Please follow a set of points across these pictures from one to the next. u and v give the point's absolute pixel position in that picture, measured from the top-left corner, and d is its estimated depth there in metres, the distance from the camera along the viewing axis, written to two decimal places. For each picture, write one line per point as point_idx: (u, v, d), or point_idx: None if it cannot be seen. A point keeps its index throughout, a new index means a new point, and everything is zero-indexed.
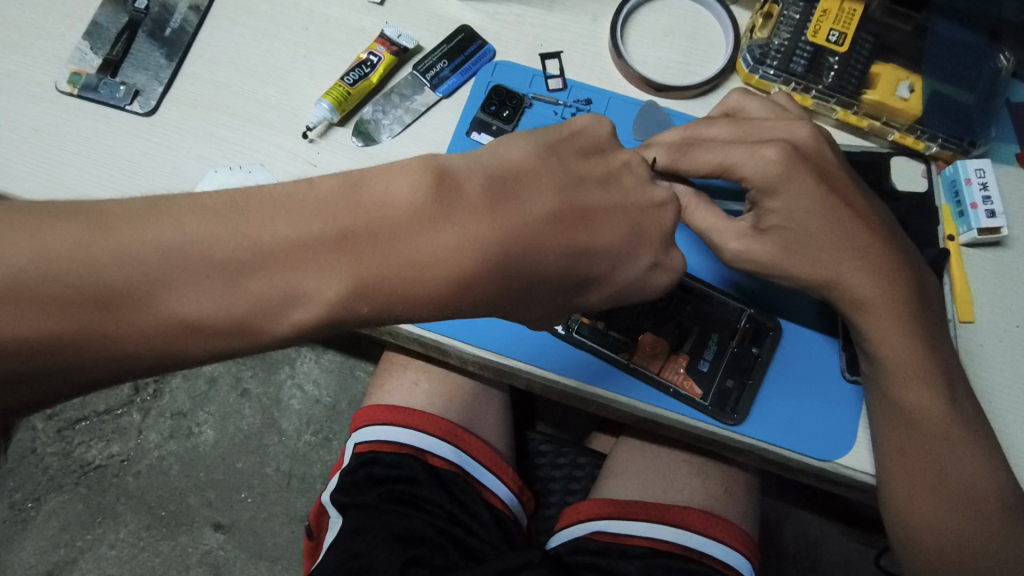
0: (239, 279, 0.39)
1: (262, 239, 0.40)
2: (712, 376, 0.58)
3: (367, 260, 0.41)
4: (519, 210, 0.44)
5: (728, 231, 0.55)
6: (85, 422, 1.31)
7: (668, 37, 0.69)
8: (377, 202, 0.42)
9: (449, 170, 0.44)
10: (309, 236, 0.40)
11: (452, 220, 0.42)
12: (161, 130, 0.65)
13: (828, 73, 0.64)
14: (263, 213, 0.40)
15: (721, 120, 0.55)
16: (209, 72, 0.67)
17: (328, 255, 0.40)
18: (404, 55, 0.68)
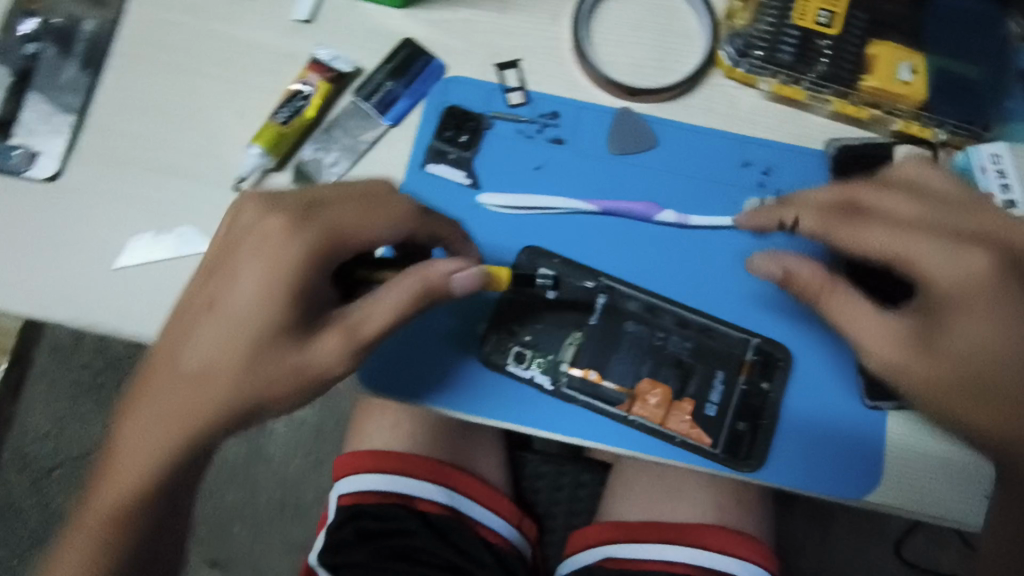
0: (182, 380, 0.49)
1: (186, 364, 0.49)
2: (720, 421, 0.52)
3: (219, 328, 0.49)
4: (233, 292, 0.49)
5: (871, 330, 0.48)
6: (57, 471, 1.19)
7: (638, 32, 0.62)
8: (199, 300, 0.50)
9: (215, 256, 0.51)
10: (210, 358, 0.49)
11: (242, 270, 0.49)
12: (70, 196, 0.56)
13: (821, 61, 0.57)
14: (178, 350, 0.50)
15: (906, 195, 0.50)
16: (119, 122, 0.58)
17: (213, 340, 0.48)
18: (341, 81, 0.60)
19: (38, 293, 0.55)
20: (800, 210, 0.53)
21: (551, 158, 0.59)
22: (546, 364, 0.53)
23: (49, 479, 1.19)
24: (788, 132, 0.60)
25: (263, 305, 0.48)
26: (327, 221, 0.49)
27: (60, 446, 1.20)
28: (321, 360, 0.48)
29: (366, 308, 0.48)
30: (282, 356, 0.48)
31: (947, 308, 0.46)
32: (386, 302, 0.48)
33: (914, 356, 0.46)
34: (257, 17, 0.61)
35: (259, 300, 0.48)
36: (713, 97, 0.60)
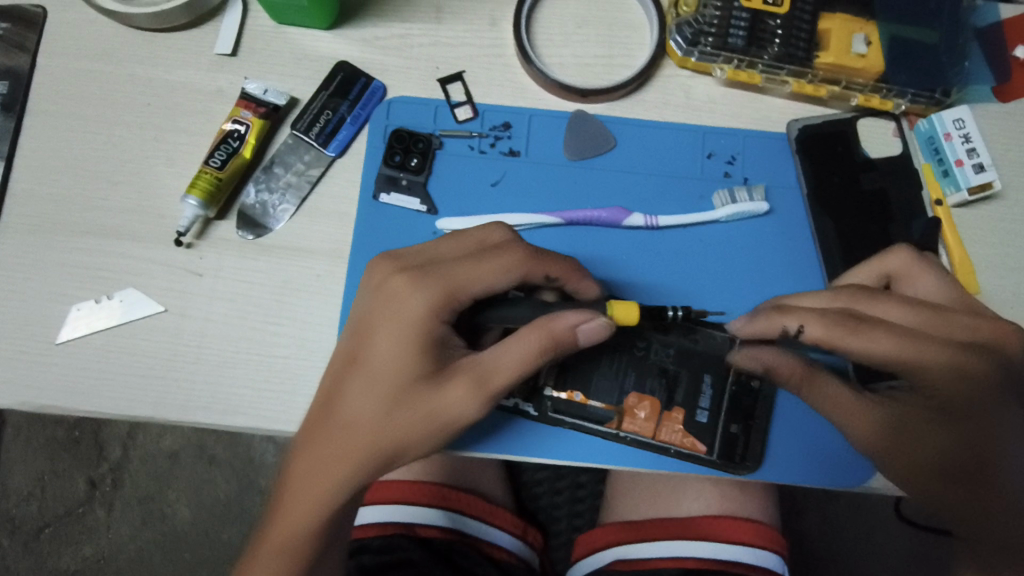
0: (404, 420, 0.46)
1: (347, 431, 0.47)
2: (714, 425, 0.51)
3: (422, 394, 0.46)
4: (394, 349, 0.47)
5: (861, 421, 0.47)
6: (46, 531, 1.15)
7: (583, 29, 0.59)
8: (380, 365, 0.47)
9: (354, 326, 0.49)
10: (382, 416, 0.46)
11: (424, 333, 0.47)
12: (1, 270, 0.52)
13: (773, 42, 0.55)
14: (336, 419, 0.47)
15: (897, 304, 0.46)
16: (44, 186, 0.54)
17: (392, 402, 0.46)
18: (276, 114, 0.56)
19: None
20: (804, 315, 0.46)
21: (508, 172, 0.56)
22: (526, 390, 0.50)
23: (40, 541, 1.15)
24: (747, 117, 0.58)
25: (397, 361, 0.47)
26: (446, 276, 0.48)
27: (46, 505, 1.16)
28: (445, 411, 0.46)
29: (498, 353, 0.45)
30: (420, 400, 0.46)
31: (933, 392, 0.45)
32: (516, 349, 0.45)
33: (894, 445, 0.47)
34: (176, 55, 0.57)
35: (430, 354, 0.47)
36: (668, 89, 0.58)
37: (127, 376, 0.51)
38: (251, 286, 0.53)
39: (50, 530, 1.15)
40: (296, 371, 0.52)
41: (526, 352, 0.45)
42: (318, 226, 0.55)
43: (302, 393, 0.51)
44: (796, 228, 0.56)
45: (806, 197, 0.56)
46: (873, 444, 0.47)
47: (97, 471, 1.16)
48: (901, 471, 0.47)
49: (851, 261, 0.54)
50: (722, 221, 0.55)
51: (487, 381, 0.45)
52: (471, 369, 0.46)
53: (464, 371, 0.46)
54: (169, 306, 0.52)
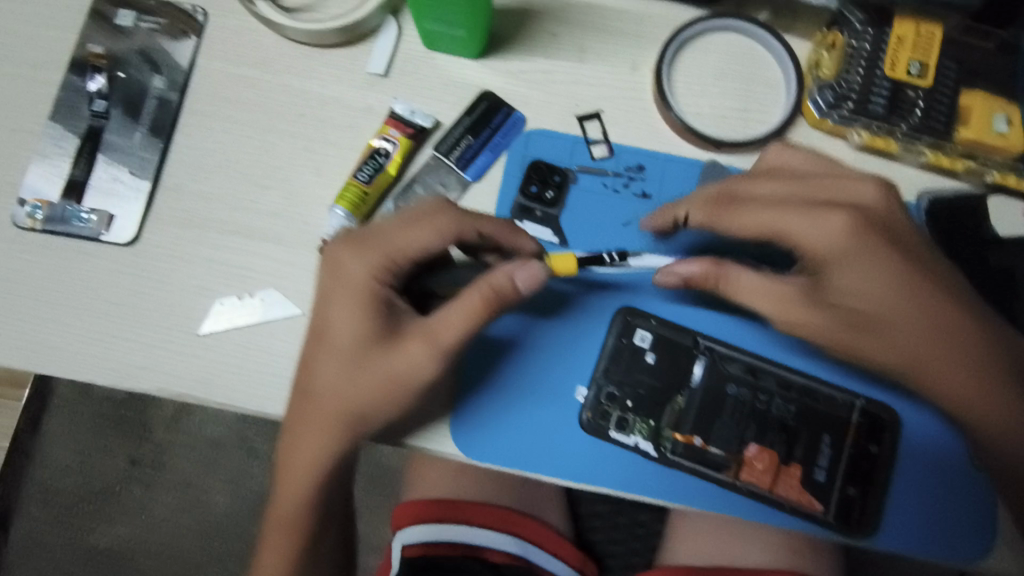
0: (393, 386, 0.49)
1: (375, 380, 0.49)
2: (831, 486, 0.51)
3: (343, 372, 0.49)
4: (338, 328, 0.50)
5: (764, 298, 0.50)
6: (82, 505, 1.15)
7: (720, 81, 0.60)
8: (350, 336, 0.49)
9: (329, 286, 0.50)
10: (388, 378, 0.49)
11: (342, 314, 0.50)
12: (150, 261, 0.54)
13: (914, 112, 0.56)
14: (361, 370, 0.49)
15: (773, 180, 0.51)
16: (195, 182, 0.56)
17: (361, 372, 0.49)
18: (421, 135, 0.58)
19: (115, 364, 0.52)
20: (688, 204, 0.53)
21: (639, 213, 0.58)
22: (649, 430, 0.53)
23: (73, 514, 1.14)
24: (879, 182, 0.58)
25: (354, 326, 0.49)
26: (386, 244, 0.50)
27: (84, 478, 1.15)
28: (407, 369, 0.49)
29: (440, 317, 0.49)
30: (378, 363, 0.49)
31: (832, 265, 0.48)
32: (461, 314, 0.48)
33: (857, 336, 0.49)
34: (329, 70, 0.59)
35: (381, 316, 0.50)
36: (799, 147, 0.59)
37: (262, 374, 0.53)
38: None
39: (86, 504, 1.15)
40: None
41: (468, 313, 0.48)
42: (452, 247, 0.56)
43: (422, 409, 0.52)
44: None
45: None
46: (833, 338, 0.50)
47: (138, 451, 1.16)
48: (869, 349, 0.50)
49: None
50: None
51: (423, 345, 0.49)
52: (428, 334, 0.49)
53: (417, 335, 0.49)
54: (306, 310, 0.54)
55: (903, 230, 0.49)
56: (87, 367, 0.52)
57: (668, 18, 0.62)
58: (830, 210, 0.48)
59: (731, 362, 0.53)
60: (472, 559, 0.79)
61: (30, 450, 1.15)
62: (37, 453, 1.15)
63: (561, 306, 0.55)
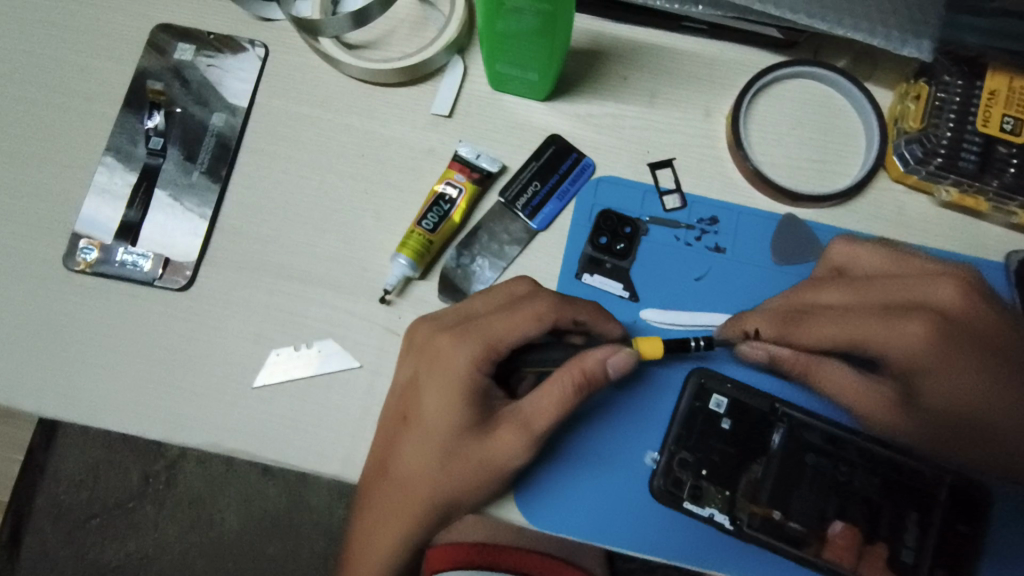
0: (479, 474, 0.48)
1: (463, 466, 0.48)
2: (918, 568, 0.48)
3: (433, 457, 0.49)
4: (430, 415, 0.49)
5: (865, 401, 0.50)
6: (94, 521, 1.10)
7: (798, 130, 0.58)
8: (439, 422, 0.49)
9: (421, 373, 0.49)
10: (474, 466, 0.48)
11: (433, 402, 0.49)
12: (203, 305, 0.52)
13: (1007, 170, 0.53)
14: (449, 457, 0.48)
15: (833, 284, 0.53)
16: (251, 225, 0.54)
17: (449, 458, 0.48)
18: (487, 181, 0.56)
19: (163, 414, 0.50)
20: (757, 321, 0.51)
21: (712, 268, 0.55)
22: (723, 501, 0.50)
23: (84, 530, 1.10)
24: (961, 241, 0.56)
25: (446, 412, 0.49)
26: (482, 330, 0.49)
27: (97, 494, 1.11)
28: (498, 454, 0.48)
29: (534, 402, 0.47)
30: (468, 450, 0.48)
31: (916, 372, 0.50)
32: (554, 400, 0.47)
33: (944, 434, 0.50)
34: (393, 110, 0.58)
35: (475, 403, 0.49)
36: (882, 203, 0.57)
37: (318, 429, 0.50)
38: None
39: (96, 520, 1.11)
40: None
41: (563, 397, 0.47)
42: None
43: None
44: None
45: None
46: (920, 438, 0.50)
47: (153, 467, 1.12)
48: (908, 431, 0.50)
49: None
50: None
51: (517, 430, 0.48)
52: (521, 420, 0.48)
53: (508, 420, 0.48)
54: (365, 362, 0.52)
55: (982, 328, 0.50)
56: (134, 417, 0.50)
57: (743, 62, 0.60)
58: (910, 318, 0.50)
59: (810, 430, 0.51)
60: None
61: (44, 462, 1.11)
62: (51, 466, 1.11)
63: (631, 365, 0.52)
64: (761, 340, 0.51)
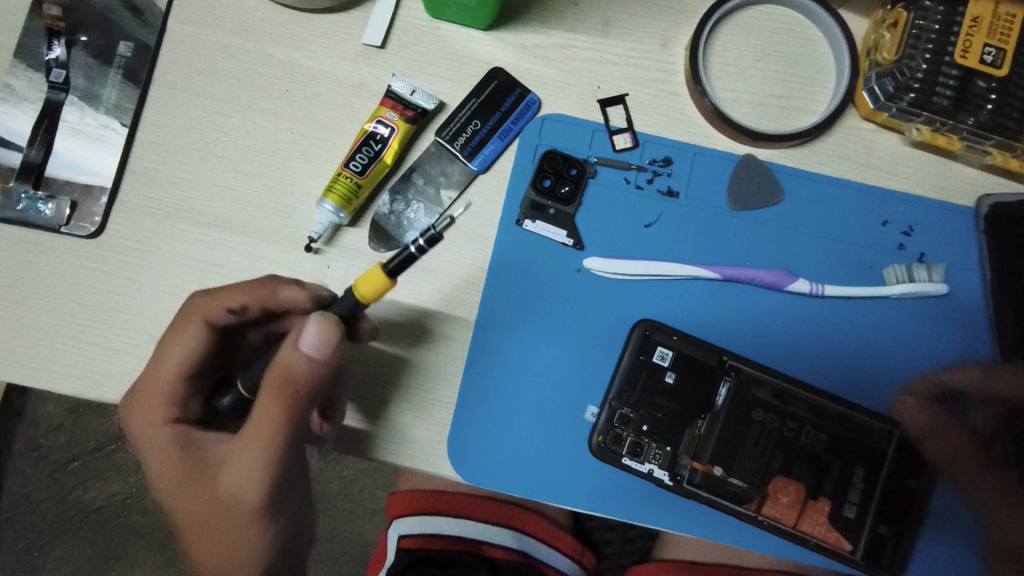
0: (236, 522, 0.44)
1: (208, 519, 0.45)
2: (861, 524, 0.47)
3: (191, 527, 0.45)
4: (166, 477, 0.45)
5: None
6: (76, 464, 1.03)
7: (761, 62, 0.53)
8: (173, 486, 0.45)
9: (139, 434, 0.47)
10: (227, 523, 0.44)
11: (155, 460, 0.46)
12: (116, 254, 0.49)
13: (984, 107, 0.49)
14: (198, 526, 0.45)
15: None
16: (167, 166, 0.50)
17: (197, 520, 0.45)
18: (422, 119, 0.51)
19: (76, 370, 0.47)
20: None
21: (663, 214, 0.52)
22: (664, 457, 0.48)
23: (66, 472, 1.03)
24: (931, 184, 0.52)
25: (166, 464, 0.45)
26: (151, 375, 0.46)
27: (79, 436, 1.04)
28: (233, 497, 0.44)
29: (251, 423, 0.42)
30: (210, 506, 0.44)
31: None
32: (258, 419, 0.42)
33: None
34: (321, 40, 0.52)
35: (189, 454, 0.45)
36: (848, 143, 0.53)
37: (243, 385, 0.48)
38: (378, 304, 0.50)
39: (78, 463, 1.03)
40: (416, 400, 0.49)
41: (269, 410, 0.41)
42: (454, 247, 0.51)
43: (418, 428, 0.48)
44: (972, 315, 0.50)
45: (988, 281, 0.51)
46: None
47: (132, 411, 1.03)
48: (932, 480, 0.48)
49: None
50: (891, 298, 0.50)
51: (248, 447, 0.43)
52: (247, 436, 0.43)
53: (232, 454, 0.44)
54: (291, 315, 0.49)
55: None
56: (47, 371, 0.47)
57: None
58: None
59: (756, 385, 0.48)
60: (470, 554, 0.74)
61: (20, 407, 1.03)
62: (30, 411, 1.03)
63: (571, 319, 0.50)
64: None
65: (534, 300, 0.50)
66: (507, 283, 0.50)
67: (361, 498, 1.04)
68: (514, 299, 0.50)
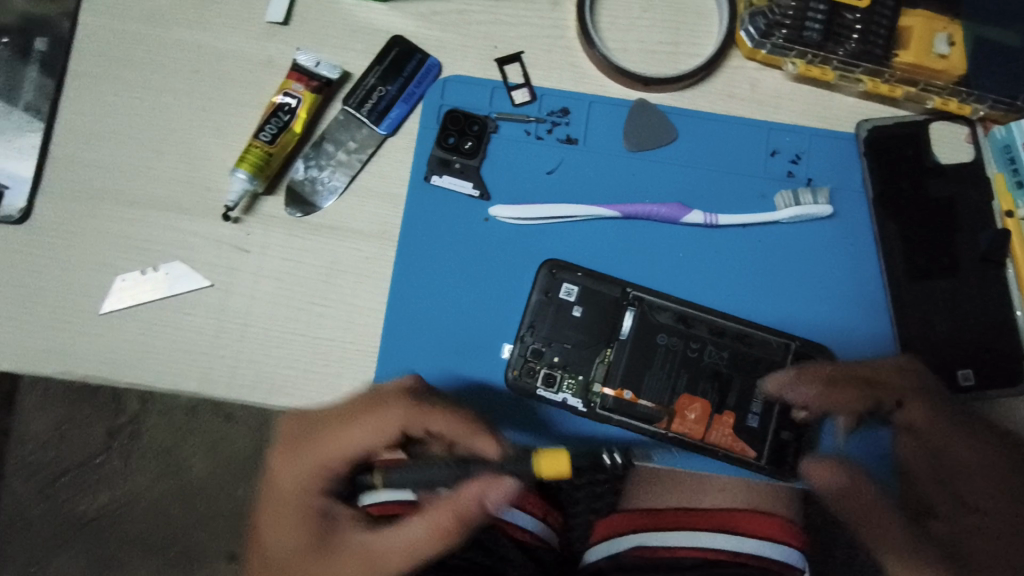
0: (270, 489, 0.49)
1: (266, 515, 0.49)
2: (765, 433, 0.51)
3: (279, 507, 0.48)
4: (264, 534, 0.49)
5: (917, 231, 0.53)
6: (66, 478, 1.05)
7: (647, 13, 0.56)
8: (270, 561, 0.48)
9: (264, 546, 0.49)
10: (285, 467, 0.49)
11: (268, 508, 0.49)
12: (45, 236, 0.52)
13: (851, 37, 0.52)
14: (273, 529, 0.49)
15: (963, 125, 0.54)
16: (87, 151, 0.53)
17: (279, 454, 0.49)
18: (328, 88, 0.54)
19: (16, 347, 0.50)
20: (904, 145, 0.54)
21: (564, 160, 0.54)
22: (577, 386, 0.51)
23: (57, 487, 1.05)
24: (815, 114, 0.55)
25: (275, 507, 0.49)
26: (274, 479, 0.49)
27: (66, 453, 1.05)
28: (277, 513, 0.48)
29: (363, 426, 0.47)
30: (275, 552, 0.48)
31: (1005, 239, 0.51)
32: (290, 456, 0.49)
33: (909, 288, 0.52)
34: (225, 21, 0.55)
35: (297, 522, 0.48)
36: (734, 81, 0.55)
37: (173, 349, 0.51)
38: (298, 266, 0.52)
39: (67, 477, 1.05)
40: (340, 353, 0.51)
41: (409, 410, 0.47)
42: (367, 207, 0.53)
43: (344, 377, 0.51)
44: (857, 233, 0.54)
45: (870, 200, 0.54)
46: (911, 285, 0.52)
47: (116, 422, 1.05)
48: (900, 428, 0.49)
49: (913, 271, 0.52)
50: (781, 222, 0.53)
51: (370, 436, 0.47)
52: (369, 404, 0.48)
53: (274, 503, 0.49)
54: (215, 282, 0.52)
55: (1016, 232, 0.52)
56: None
57: None
58: None
59: (655, 310, 0.51)
60: None
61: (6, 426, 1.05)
62: (17, 430, 1.05)
63: (481, 265, 0.53)
64: (973, 165, 0.53)
65: (445, 250, 0.53)
66: (420, 234, 0.53)
67: None
68: (428, 249, 0.53)
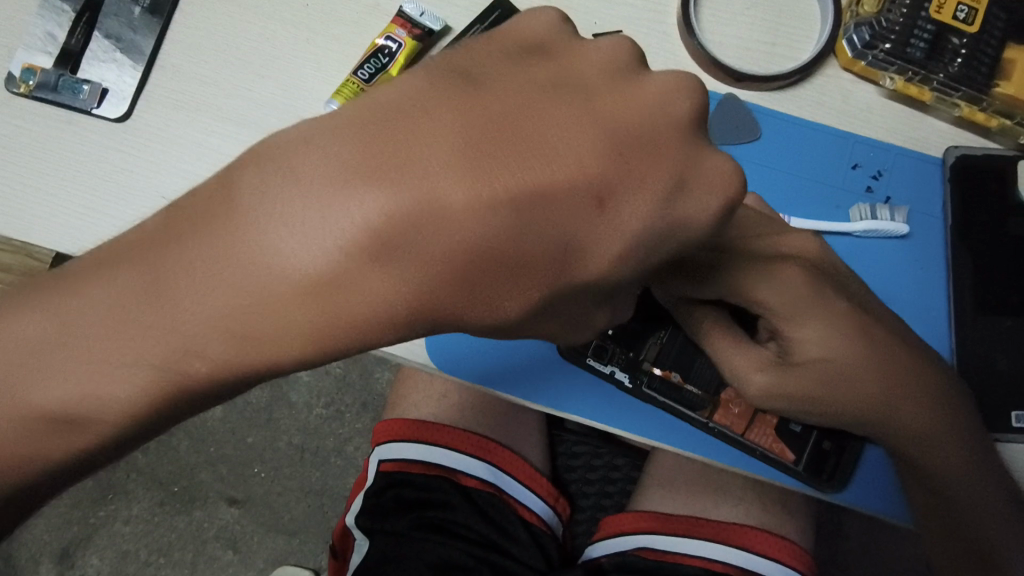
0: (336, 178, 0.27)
1: (192, 309, 0.31)
2: (806, 437, 0.51)
3: (401, 266, 0.28)
4: (296, 272, 0.29)
5: (990, 265, 0.52)
6: None
7: (750, 10, 0.56)
8: (214, 275, 0.30)
9: (201, 275, 0.30)
10: (323, 182, 0.27)
11: (280, 239, 0.29)
12: (137, 140, 0.54)
13: (954, 61, 0.51)
14: (215, 255, 0.30)
15: None
16: (191, 64, 0.55)
17: (346, 187, 0.27)
18: (428, 39, 0.56)
19: (92, 239, 0.52)
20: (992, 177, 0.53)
21: None
22: (626, 361, 0.51)
23: None
24: (902, 133, 0.55)
25: (289, 265, 0.29)
26: (251, 198, 0.29)
27: None
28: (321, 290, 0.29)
29: (566, 170, 0.28)
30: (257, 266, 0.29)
31: None
32: (328, 183, 0.28)
33: (975, 322, 0.52)
34: None
35: (279, 255, 0.29)
36: (826, 90, 0.55)
37: None
38: None
39: None
40: None
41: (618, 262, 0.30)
42: None
43: None
44: (929, 257, 0.54)
45: (948, 227, 0.54)
46: (977, 318, 0.52)
47: None
48: (940, 461, 0.48)
49: (983, 305, 0.52)
50: (854, 234, 0.53)
51: (498, 302, 0.30)
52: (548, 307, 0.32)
53: (276, 221, 0.29)
54: None
55: None
56: (68, 240, 0.52)
57: None
58: None
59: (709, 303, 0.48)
60: (445, 479, 0.72)
61: None
62: None
63: None
64: None
65: None
66: None
67: (356, 456, 1.07)
68: None
